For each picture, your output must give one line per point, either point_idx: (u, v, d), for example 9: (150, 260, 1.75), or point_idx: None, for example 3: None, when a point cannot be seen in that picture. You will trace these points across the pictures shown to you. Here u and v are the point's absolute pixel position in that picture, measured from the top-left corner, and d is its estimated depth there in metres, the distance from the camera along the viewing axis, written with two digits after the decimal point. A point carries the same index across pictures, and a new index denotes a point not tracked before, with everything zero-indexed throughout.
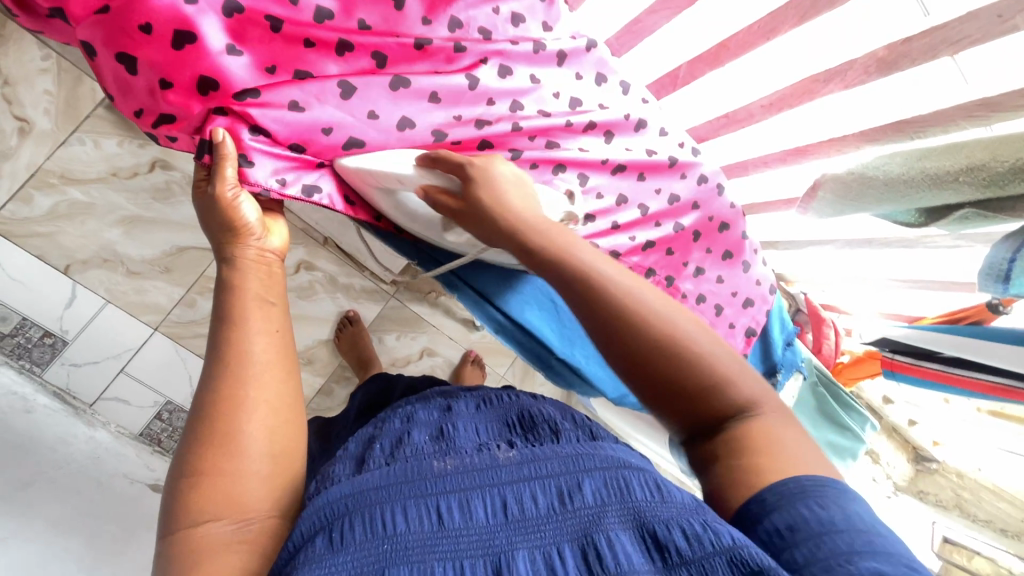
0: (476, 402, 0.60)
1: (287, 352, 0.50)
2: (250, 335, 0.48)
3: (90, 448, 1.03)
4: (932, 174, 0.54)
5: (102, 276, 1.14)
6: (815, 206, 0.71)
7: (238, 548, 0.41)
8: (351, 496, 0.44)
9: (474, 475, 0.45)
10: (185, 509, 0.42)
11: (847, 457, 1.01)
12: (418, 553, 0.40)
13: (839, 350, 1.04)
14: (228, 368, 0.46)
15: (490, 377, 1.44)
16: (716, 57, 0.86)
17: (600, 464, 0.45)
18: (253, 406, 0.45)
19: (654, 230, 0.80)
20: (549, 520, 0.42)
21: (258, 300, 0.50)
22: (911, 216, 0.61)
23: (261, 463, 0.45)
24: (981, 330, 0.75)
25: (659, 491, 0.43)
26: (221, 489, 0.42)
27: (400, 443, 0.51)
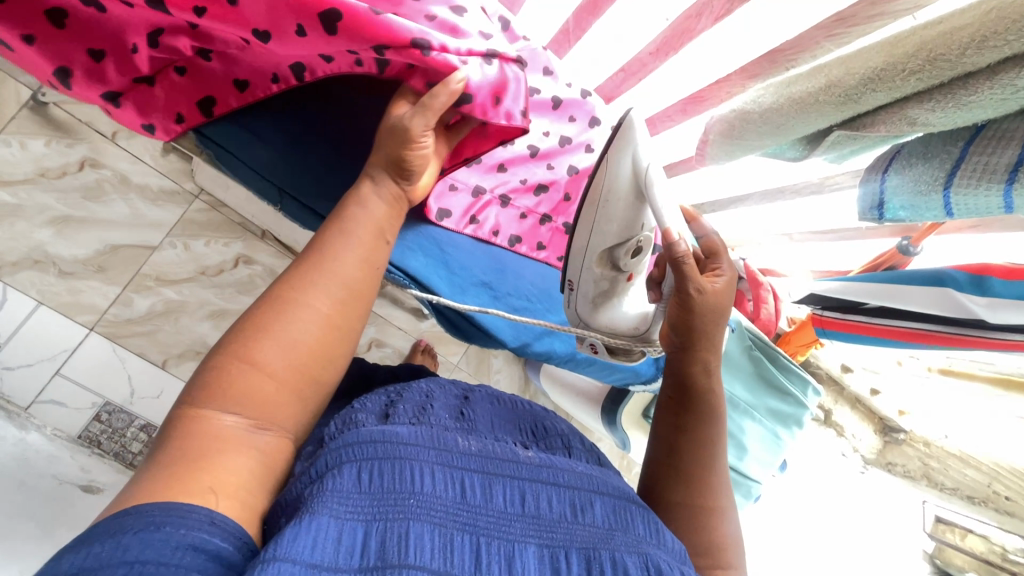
0: (491, 398, 0.62)
1: (370, 276, 0.48)
2: (335, 253, 0.46)
3: (17, 450, 1.01)
4: (799, 98, 0.51)
5: (33, 277, 1.13)
6: (710, 153, 0.67)
7: (245, 452, 0.39)
8: (383, 444, 0.44)
9: (499, 463, 0.47)
10: (202, 391, 0.39)
11: (793, 425, 0.97)
12: (441, 516, 0.41)
13: (779, 314, 1.01)
14: (302, 274, 0.44)
15: (444, 367, 1.40)
16: (595, 6, 0.83)
17: (608, 490, 0.50)
18: (311, 316, 0.43)
19: (546, 171, 0.81)
20: (560, 524, 0.45)
21: (358, 241, 0.47)
22: (797, 149, 0.58)
23: (283, 373, 0.41)
24: (896, 275, 0.72)
25: (657, 534, 0.49)
26: (235, 383, 0.40)
27: (426, 411, 0.53)
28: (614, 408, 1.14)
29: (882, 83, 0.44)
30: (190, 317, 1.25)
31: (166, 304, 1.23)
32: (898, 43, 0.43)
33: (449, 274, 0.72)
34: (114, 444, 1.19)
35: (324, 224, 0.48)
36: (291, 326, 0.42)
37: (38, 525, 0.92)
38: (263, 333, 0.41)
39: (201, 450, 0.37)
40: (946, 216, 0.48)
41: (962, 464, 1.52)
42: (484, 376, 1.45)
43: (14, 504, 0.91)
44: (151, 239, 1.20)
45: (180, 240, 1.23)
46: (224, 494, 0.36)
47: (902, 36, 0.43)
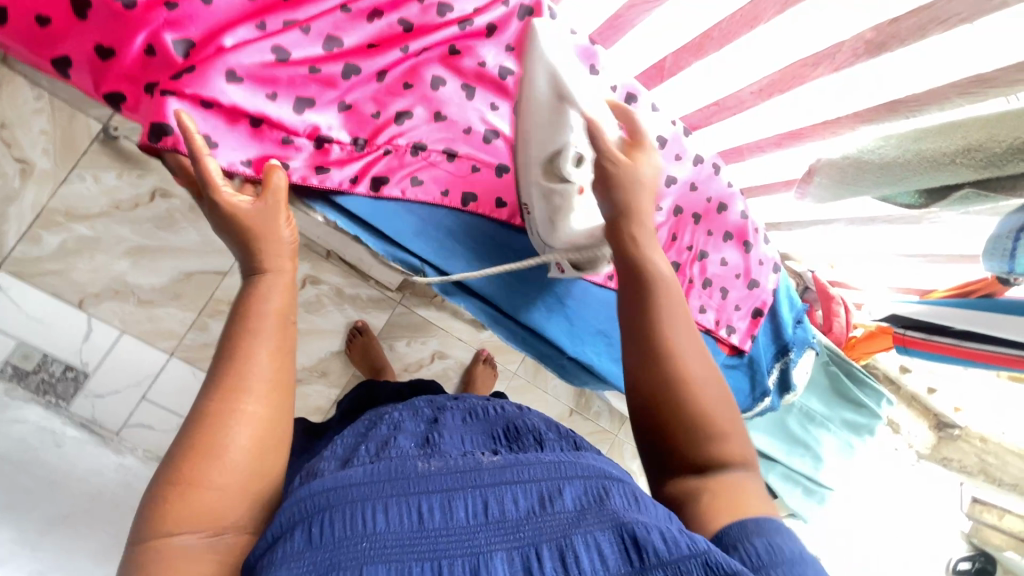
0: (463, 413, 0.60)
1: (287, 366, 0.48)
2: (236, 372, 0.45)
3: (121, 476, 1.06)
4: (929, 156, 0.53)
5: (115, 307, 1.16)
6: (813, 191, 0.69)
7: (204, 559, 0.40)
8: (332, 490, 0.42)
9: (455, 477, 0.43)
10: (156, 517, 0.40)
11: (864, 433, 1.00)
12: (396, 552, 0.39)
13: (850, 325, 1.02)
14: (228, 379, 0.44)
15: (502, 375, 1.45)
16: (704, 48, 0.84)
17: (580, 472, 0.45)
18: (248, 421, 0.44)
19: (677, 197, 0.77)
20: (527, 521, 0.41)
21: (274, 335, 0.48)
22: (912, 197, 0.59)
23: (237, 479, 0.42)
24: (989, 303, 0.74)
25: (637, 501, 0.42)
26: (190, 502, 0.40)
27: (388, 444, 0.50)
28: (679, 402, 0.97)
29: None
30: None
31: None
32: None
33: (569, 327, 0.83)
34: None
35: (236, 322, 0.48)
36: (220, 441, 0.42)
37: None
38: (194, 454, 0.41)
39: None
40: None
41: None
42: (541, 381, 1.48)
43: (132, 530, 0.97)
44: (222, 264, 1.22)
45: None
46: None
47: None
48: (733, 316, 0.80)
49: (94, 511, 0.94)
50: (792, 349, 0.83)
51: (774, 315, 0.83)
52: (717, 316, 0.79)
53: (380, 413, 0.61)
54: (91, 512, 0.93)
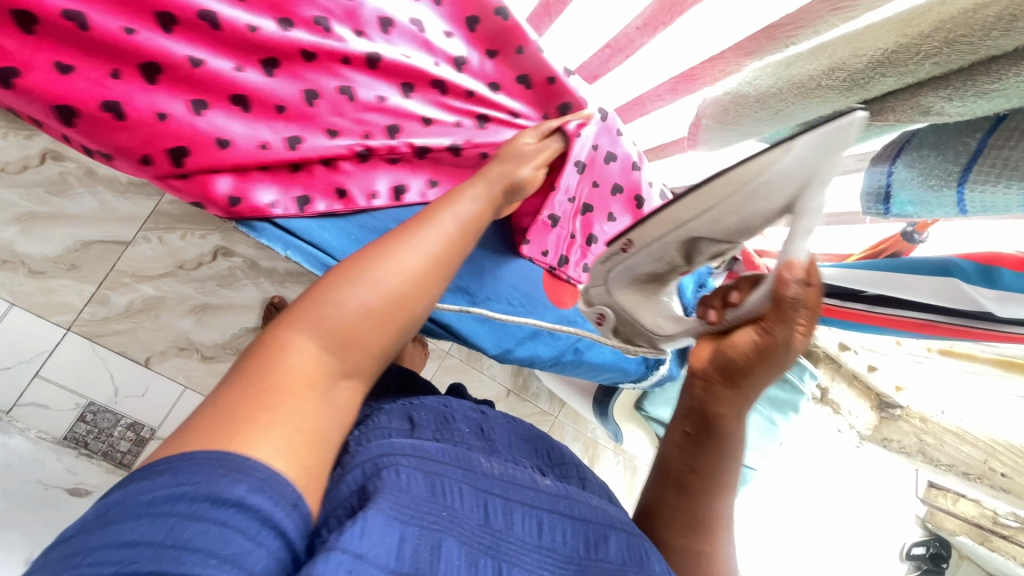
0: (506, 415, 0.63)
1: (444, 269, 0.44)
2: (384, 283, 0.40)
3: (0, 455, 0.99)
4: (800, 82, 0.46)
5: (3, 278, 1.08)
6: (703, 139, 0.62)
7: (310, 393, 0.35)
8: (416, 457, 0.43)
9: (521, 490, 0.47)
10: (288, 329, 0.37)
11: (789, 411, 0.96)
12: (468, 536, 0.40)
13: None
14: (382, 245, 0.42)
15: (435, 356, 1.37)
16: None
17: (622, 525, 0.51)
18: (366, 284, 0.39)
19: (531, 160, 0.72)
20: (574, 559, 0.45)
21: (429, 260, 0.43)
22: (799, 135, 0.54)
23: (358, 320, 0.38)
24: (899, 262, 0.68)
25: (669, 572, 0.48)
26: (323, 315, 0.37)
27: (447, 426, 0.53)
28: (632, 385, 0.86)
29: (894, 67, 0.39)
30: (171, 312, 1.20)
31: (144, 300, 1.18)
32: (913, 21, 0.38)
33: None
34: (102, 443, 1.18)
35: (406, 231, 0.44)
36: (332, 320, 0.37)
37: (22, 533, 0.91)
38: (298, 320, 0.37)
39: (274, 381, 0.34)
40: (958, 213, 0.43)
41: (958, 440, 1.16)
42: (477, 361, 1.42)
43: None
44: (123, 234, 1.14)
45: (154, 234, 1.16)
46: (287, 438, 0.33)
47: (917, 12, 0.38)
48: None
49: None
50: None
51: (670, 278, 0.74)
52: None
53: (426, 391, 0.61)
54: None
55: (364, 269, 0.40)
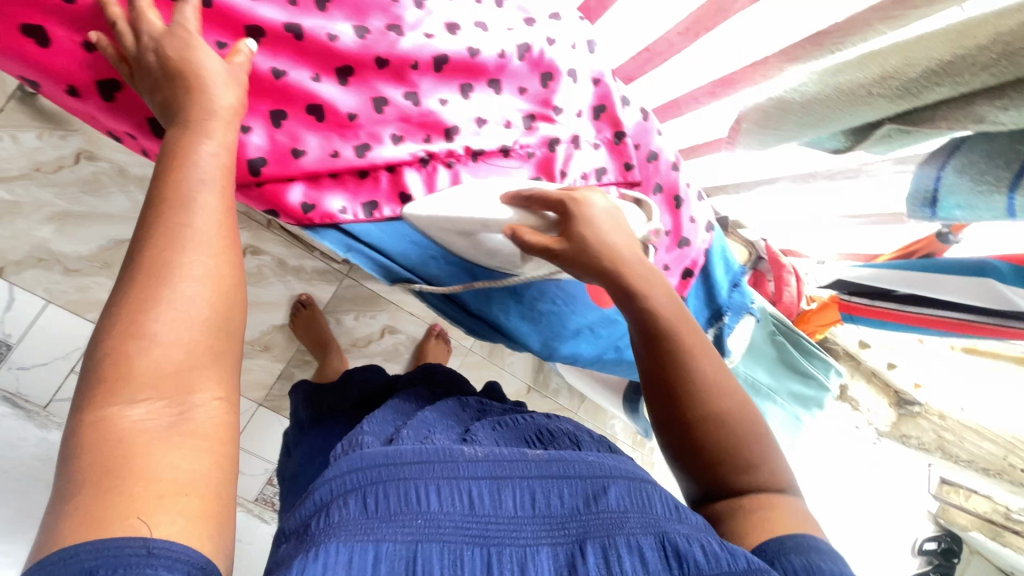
0: (491, 423, 0.54)
1: (227, 235, 0.38)
2: (176, 286, 0.33)
3: None
4: (848, 88, 0.48)
5: (39, 276, 1.09)
6: (741, 142, 0.64)
7: (177, 439, 0.30)
8: (387, 465, 0.40)
9: (506, 465, 0.41)
10: (104, 394, 0.30)
11: (814, 408, 0.96)
12: (451, 534, 0.37)
13: (802, 295, 0.98)
14: (165, 231, 0.35)
15: (457, 352, 1.41)
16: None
17: (623, 472, 0.43)
18: (197, 275, 0.34)
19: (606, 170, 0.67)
20: (572, 519, 0.39)
21: (217, 219, 0.37)
22: (839, 140, 0.55)
23: (182, 330, 0.32)
24: (934, 263, 0.69)
25: (681, 510, 0.40)
26: (142, 352, 0.31)
27: (431, 434, 0.49)
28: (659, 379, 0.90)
29: (948, 77, 0.41)
30: None
31: None
32: (965, 37, 0.40)
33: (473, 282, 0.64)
34: None
35: (157, 221, 0.36)
36: (140, 364, 0.31)
37: None
38: (109, 385, 0.30)
39: (126, 468, 0.28)
40: (1006, 215, 0.45)
41: (977, 436, 1.22)
42: (497, 357, 1.44)
43: None
44: None
45: None
46: (165, 502, 0.28)
47: (971, 27, 0.39)
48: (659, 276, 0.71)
49: None
50: (727, 314, 0.76)
51: (707, 276, 0.75)
52: None
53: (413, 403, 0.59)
54: None
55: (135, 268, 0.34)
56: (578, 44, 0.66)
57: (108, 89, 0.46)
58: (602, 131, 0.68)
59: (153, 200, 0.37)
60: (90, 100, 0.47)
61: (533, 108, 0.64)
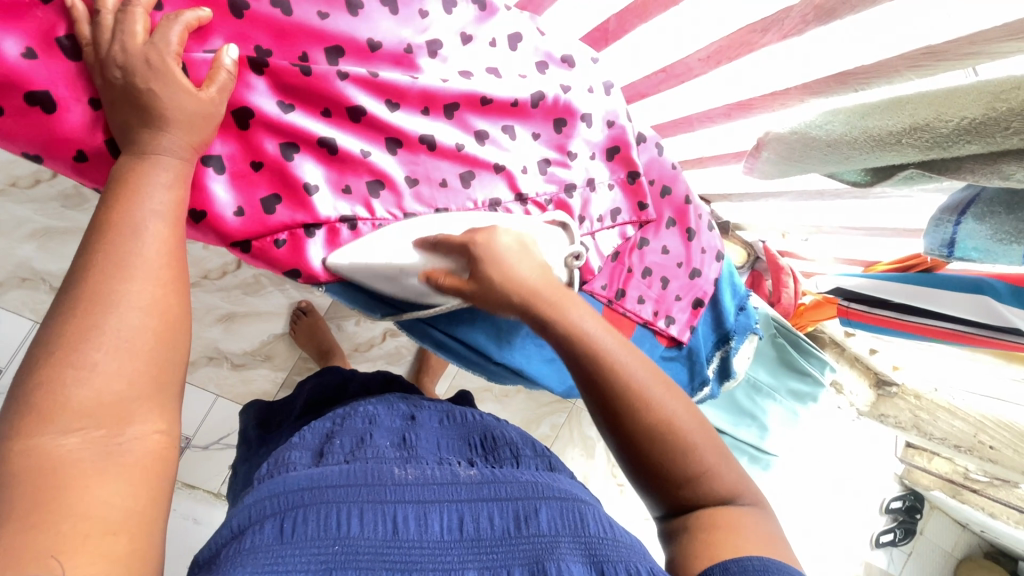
0: (440, 415, 0.60)
1: (176, 262, 0.37)
2: (121, 317, 0.32)
3: None
4: (876, 135, 0.49)
5: (24, 297, 1.03)
6: (761, 166, 0.65)
7: (112, 477, 0.29)
8: (309, 490, 0.43)
9: (433, 490, 0.45)
10: (23, 419, 0.28)
11: (809, 401, 1.01)
12: (368, 559, 0.39)
13: (798, 293, 1.02)
14: (103, 259, 0.34)
15: None
16: (645, 10, 0.64)
17: (556, 494, 0.46)
18: (137, 305, 0.33)
19: (626, 211, 0.68)
20: (501, 543, 0.42)
21: (165, 248, 0.36)
22: (858, 175, 0.57)
23: (121, 367, 0.31)
24: (932, 279, 0.73)
25: (610, 529, 0.44)
26: (71, 388, 0.30)
27: (364, 444, 0.52)
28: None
29: (979, 134, 0.43)
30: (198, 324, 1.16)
31: None
32: (1001, 95, 0.42)
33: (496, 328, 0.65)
34: None
35: (99, 247, 0.34)
36: (75, 398, 0.29)
37: None
38: (40, 418, 0.29)
39: (49, 506, 0.27)
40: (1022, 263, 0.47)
41: (950, 414, 1.26)
42: None
43: None
44: None
45: None
46: (78, 550, 0.26)
47: (1007, 88, 0.41)
48: (673, 307, 0.73)
49: None
50: (733, 337, 0.78)
51: (716, 302, 0.77)
52: (656, 307, 0.72)
53: (351, 405, 0.60)
54: None
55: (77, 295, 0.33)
56: (595, 87, 0.64)
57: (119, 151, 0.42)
58: (616, 172, 0.67)
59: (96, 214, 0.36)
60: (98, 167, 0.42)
61: (551, 154, 0.62)
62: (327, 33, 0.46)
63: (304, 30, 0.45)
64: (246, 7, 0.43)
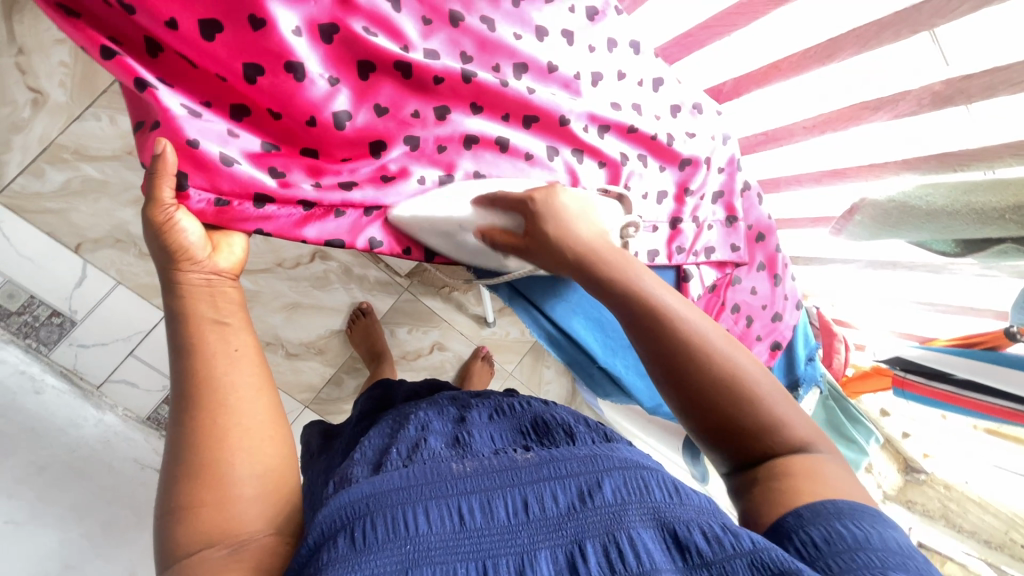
0: (490, 411, 0.57)
1: (258, 364, 0.46)
2: (233, 460, 0.40)
3: (100, 432, 1.00)
4: (978, 209, 0.56)
5: (113, 256, 1.11)
6: (851, 229, 0.72)
7: (237, 568, 0.37)
8: (373, 495, 0.40)
9: (492, 477, 0.42)
10: (178, 537, 0.38)
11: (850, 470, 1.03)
12: (441, 555, 0.38)
13: (846, 364, 1.05)
14: (198, 397, 0.42)
15: (498, 374, 1.43)
16: (765, 78, 0.72)
17: (617, 464, 0.43)
18: (246, 408, 0.43)
19: (728, 251, 0.74)
20: (568, 518, 0.40)
21: (243, 361, 0.45)
22: (948, 246, 0.63)
23: (249, 473, 0.40)
24: (993, 355, 0.77)
25: (678, 492, 0.41)
26: (207, 494, 0.39)
27: (420, 446, 0.48)
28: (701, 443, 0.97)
29: None
30: (263, 307, 1.20)
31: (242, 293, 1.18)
32: None
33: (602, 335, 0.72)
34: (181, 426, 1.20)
35: (193, 365, 0.43)
36: (199, 500, 0.38)
37: (134, 511, 0.95)
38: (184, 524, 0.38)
39: None
40: None
41: (981, 509, 1.31)
42: (535, 385, 1.48)
43: (114, 487, 0.94)
44: None
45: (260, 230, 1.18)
46: None
47: None
48: (755, 343, 0.78)
49: (73, 464, 0.91)
50: (801, 385, 0.82)
51: (790, 348, 0.82)
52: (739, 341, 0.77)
53: (406, 413, 0.57)
54: (70, 465, 0.90)
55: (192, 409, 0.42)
56: (714, 135, 0.73)
57: (343, 119, 0.51)
58: (719, 212, 0.74)
59: (181, 353, 0.43)
60: (322, 131, 0.51)
61: (670, 189, 0.70)
62: (518, 52, 0.58)
63: (502, 47, 0.58)
64: (461, 21, 0.56)
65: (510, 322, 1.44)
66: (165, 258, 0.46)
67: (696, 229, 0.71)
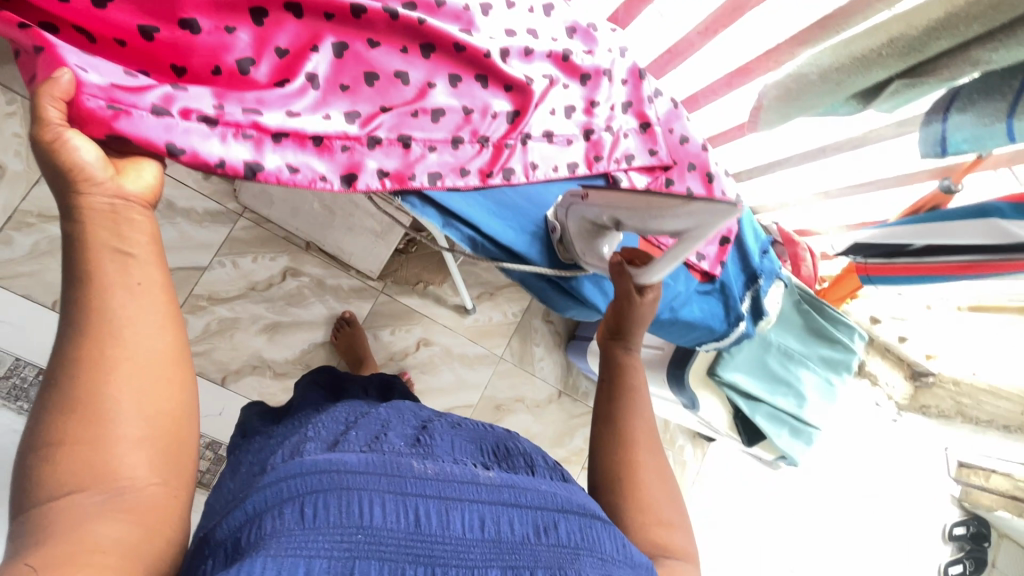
0: (451, 424, 0.61)
1: (164, 302, 0.41)
2: (121, 400, 0.37)
3: None
4: (859, 57, 0.57)
5: None
6: (764, 119, 0.72)
7: (114, 518, 0.36)
8: (329, 473, 0.43)
9: (454, 487, 0.46)
10: (44, 477, 0.35)
11: (843, 371, 1.01)
12: (393, 550, 0.41)
13: (816, 271, 1.03)
14: (89, 332, 0.38)
15: (489, 360, 1.44)
16: None
17: (573, 508, 0.50)
18: (146, 347, 0.39)
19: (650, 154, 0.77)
20: (522, 545, 0.45)
21: (148, 300, 0.40)
22: (851, 106, 0.64)
23: (136, 422, 0.38)
24: (936, 214, 0.77)
25: (622, 552, 0.49)
26: (86, 432, 0.36)
27: (379, 440, 0.53)
28: (682, 369, 0.96)
29: (948, 31, 0.51)
30: (245, 332, 1.24)
31: (220, 321, 1.22)
32: None
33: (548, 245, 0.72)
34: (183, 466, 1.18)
35: (80, 302, 0.38)
36: (72, 433, 0.36)
37: None
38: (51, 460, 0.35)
39: (55, 542, 0.33)
40: (1010, 142, 0.54)
41: (993, 396, 1.25)
42: (528, 364, 1.48)
43: None
44: (200, 260, 1.21)
45: (228, 258, 1.23)
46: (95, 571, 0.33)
47: None
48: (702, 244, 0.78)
49: None
50: (761, 276, 0.83)
51: (741, 243, 0.83)
52: None
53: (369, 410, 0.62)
54: None
55: (83, 344, 0.38)
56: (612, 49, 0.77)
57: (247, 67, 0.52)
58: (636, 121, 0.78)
59: (75, 282, 0.39)
60: (228, 80, 0.52)
61: (579, 104, 0.73)
62: None
63: None
64: None
65: (490, 307, 1.45)
66: (57, 180, 0.41)
67: (616, 137, 0.74)
